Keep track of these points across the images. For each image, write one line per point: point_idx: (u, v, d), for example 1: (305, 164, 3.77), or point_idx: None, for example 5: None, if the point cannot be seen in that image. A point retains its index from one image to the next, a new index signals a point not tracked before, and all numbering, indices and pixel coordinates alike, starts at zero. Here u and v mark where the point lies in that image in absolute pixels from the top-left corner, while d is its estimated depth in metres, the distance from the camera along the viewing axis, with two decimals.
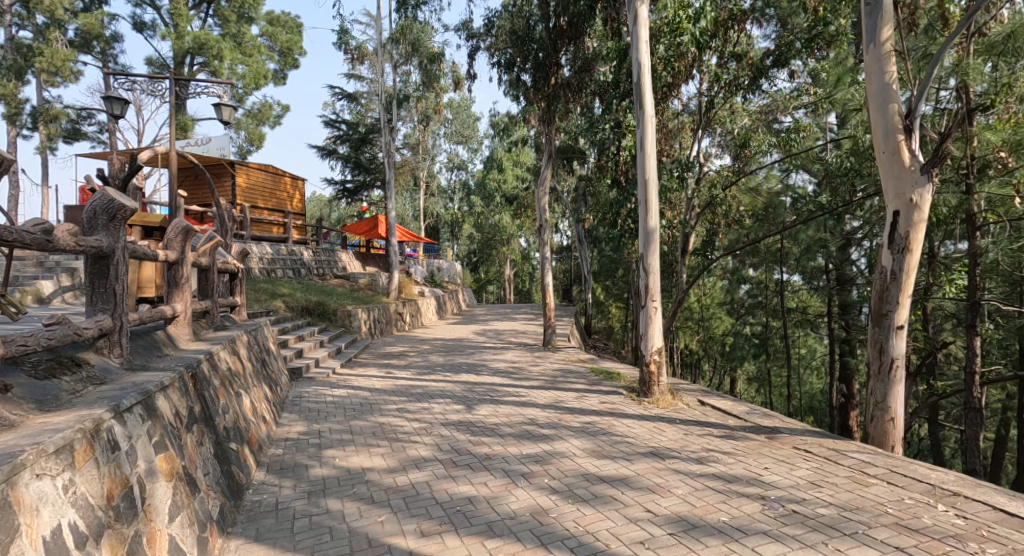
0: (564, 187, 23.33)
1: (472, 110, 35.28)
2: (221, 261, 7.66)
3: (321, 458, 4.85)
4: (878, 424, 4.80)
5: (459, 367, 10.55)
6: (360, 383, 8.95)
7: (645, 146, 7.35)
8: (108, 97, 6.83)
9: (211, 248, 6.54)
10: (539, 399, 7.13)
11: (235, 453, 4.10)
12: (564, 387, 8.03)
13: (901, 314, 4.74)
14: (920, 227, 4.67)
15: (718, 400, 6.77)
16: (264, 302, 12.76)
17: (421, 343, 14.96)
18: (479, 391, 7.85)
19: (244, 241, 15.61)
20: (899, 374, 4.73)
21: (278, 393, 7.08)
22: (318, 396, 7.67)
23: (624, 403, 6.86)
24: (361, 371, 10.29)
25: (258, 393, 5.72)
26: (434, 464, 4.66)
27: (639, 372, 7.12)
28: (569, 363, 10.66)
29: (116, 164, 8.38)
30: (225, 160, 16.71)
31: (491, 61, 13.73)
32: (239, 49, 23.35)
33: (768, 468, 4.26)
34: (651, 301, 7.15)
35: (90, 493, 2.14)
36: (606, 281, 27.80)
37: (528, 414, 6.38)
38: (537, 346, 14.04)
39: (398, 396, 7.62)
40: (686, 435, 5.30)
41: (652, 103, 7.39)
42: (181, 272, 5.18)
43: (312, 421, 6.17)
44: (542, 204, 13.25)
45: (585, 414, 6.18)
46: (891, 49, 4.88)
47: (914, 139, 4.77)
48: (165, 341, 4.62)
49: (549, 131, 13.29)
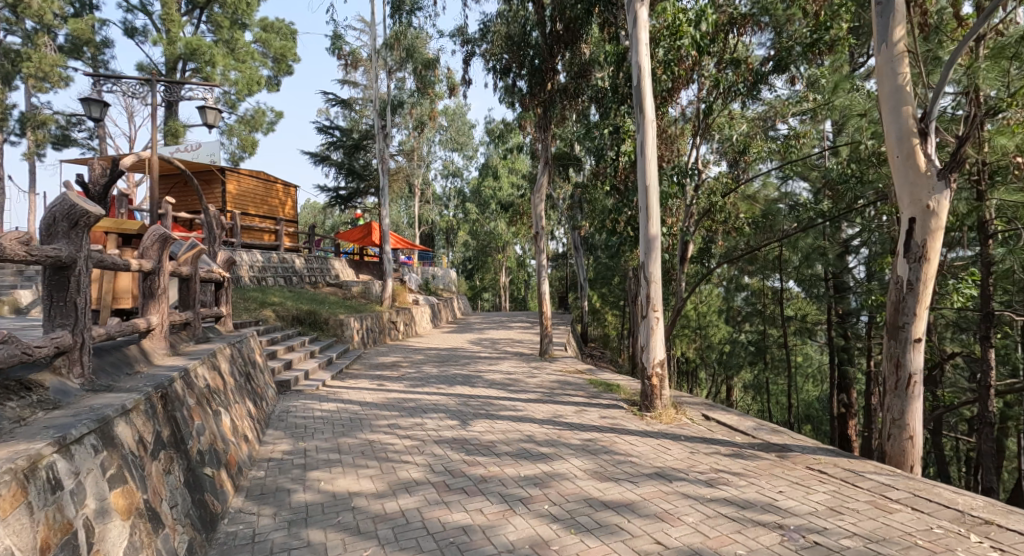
0: (560, 194, 23.13)
1: (467, 117, 35.14)
2: (205, 270, 7.37)
3: (306, 482, 4.55)
4: (895, 443, 4.53)
5: (454, 378, 10.26)
6: (351, 395, 8.66)
7: (646, 150, 7.11)
8: (86, 99, 6.54)
9: (194, 257, 6.26)
10: (537, 414, 6.85)
11: (210, 479, 3.80)
12: (561, 400, 7.74)
13: (918, 326, 4.48)
14: (938, 235, 4.42)
15: (723, 414, 6.51)
16: (254, 311, 12.46)
17: (415, 353, 14.65)
18: (475, 405, 7.56)
19: (233, 248, 15.29)
20: (918, 391, 4.48)
21: (265, 409, 6.78)
22: (306, 410, 7.37)
23: (626, 417, 6.60)
24: (352, 383, 9.98)
25: (240, 409, 5.43)
26: (426, 488, 4.36)
27: (641, 385, 6.85)
28: (567, 375, 10.38)
29: (97, 169, 8.08)
30: (215, 167, 16.41)
31: (486, 66, 13.51)
32: (232, 55, 23.10)
33: (783, 492, 4.01)
34: (652, 312, 6.90)
35: (16, 546, 1.88)
36: (602, 288, 27.56)
37: (526, 430, 6.09)
38: (534, 356, 13.76)
39: (390, 411, 7.31)
40: (693, 454, 5.03)
41: (653, 107, 7.16)
42: (158, 283, 4.89)
43: (300, 439, 5.88)
44: (539, 211, 12.99)
45: (585, 431, 5.92)
46: (904, 49, 4.63)
47: (930, 142, 4.53)
48: (137, 357, 4.33)
49: (546, 137, 13.08)
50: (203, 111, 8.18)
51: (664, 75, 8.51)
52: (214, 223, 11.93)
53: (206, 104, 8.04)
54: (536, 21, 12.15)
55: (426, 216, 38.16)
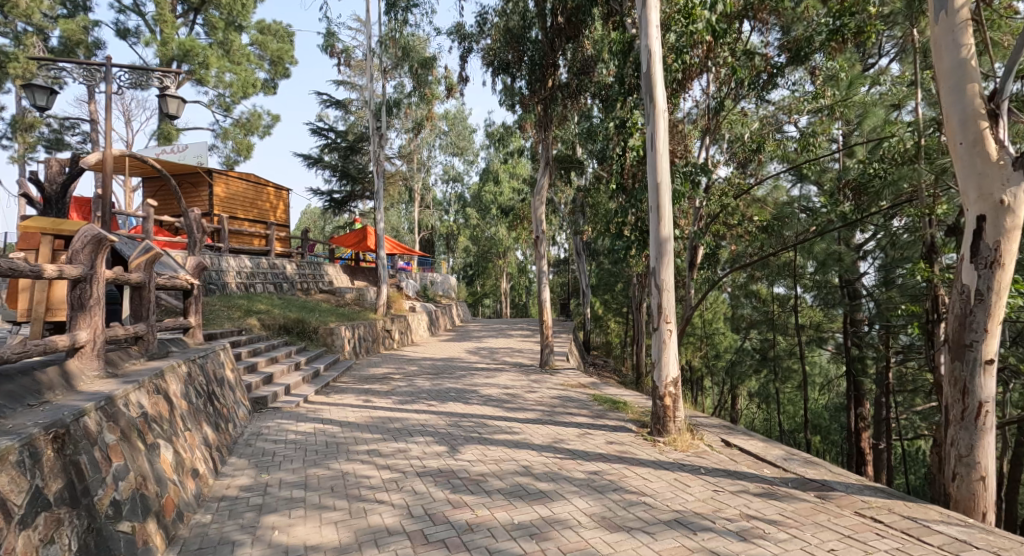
0: (562, 199, 22.47)
1: (468, 121, 34.52)
2: (167, 277, 6.66)
3: (257, 531, 3.83)
4: (965, 484, 3.99)
5: (446, 393, 9.50)
6: (332, 413, 7.92)
7: (657, 144, 6.37)
8: (27, 84, 5.89)
9: (148, 262, 5.57)
10: (535, 438, 6.13)
11: (128, 539, 3.06)
12: (563, 421, 7.00)
13: (990, 347, 3.93)
14: (1015, 235, 3.83)
15: (745, 439, 5.77)
16: (237, 320, 11.78)
17: (409, 363, 13.91)
18: (467, 427, 6.80)
19: (220, 254, 14.60)
20: (990, 422, 3.95)
21: (230, 432, 6.07)
22: (279, 432, 6.64)
23: (636, 443, 5.82)
24: (337, 398, 9.24)
25: (190, 437, 4.69)
26: (399, 540, 3.65)
27: (652, 406, 6.12)
28: (569, 389, 9.65)
29: (54, 167, 7.39)
30: (202, 168, 15.75)
31: (485, 64, 12.80)
32: (227, 56, 22.40)
33: (835, 551, 3.29)
34: (664, 323, 6.19)
35: None
36: (605, 295, 26.82)
37: (522, 459, 5.33)
38: (534, 367, 13.04)
39: (372, 433, 6.58)
40: (717, 494, 4.28)
41: (665, 96, 6.44)
42: (90, 292, 4.14)
43: (265, 470, 5.17)
44: (540, 214, 12.30)
45: (590, 461, 5.20)
46: (969, 15, 3.96)
47: (1001, 125, 3.91)
48: (53, 382, 3.58)
49: (546, 137, 12.34)
50: (165, 98, 6.76)
51: (675, 63, 7.83)
52: (195, 226, 11.31)
53: (164, 87, 6.85)
54: (537, 15, 11.51)
55: (426, 221, 37.40)
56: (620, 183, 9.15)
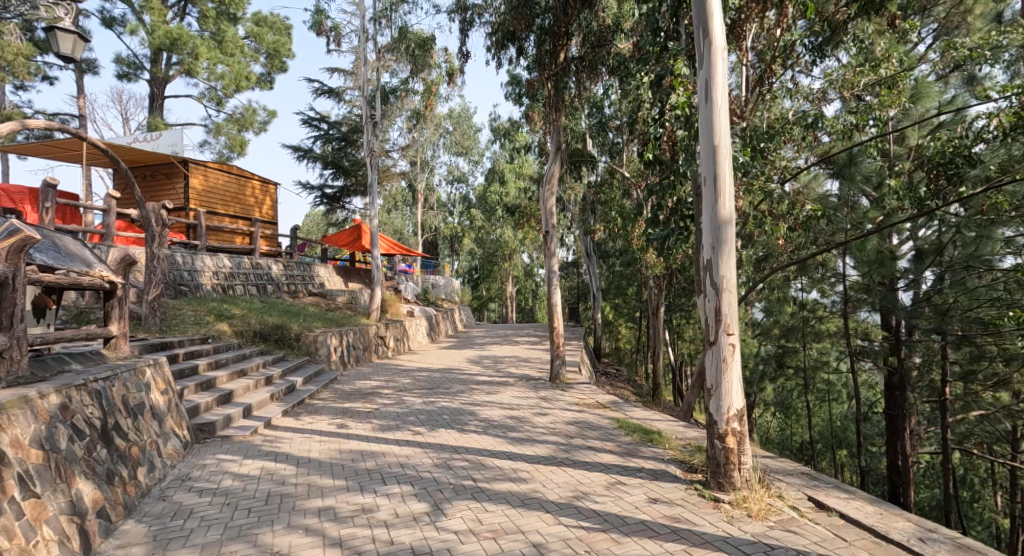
0: (572, 199, 20.87)
1: (472, 120, 33.04)
2: (63, 273, 4.99)
3: None
4: None
5: (440, 415, 7.92)
6: (293, 444, 6.34)
7: (713, 91, 4.70)
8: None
9: (17, 248, 3.93)
10: (552, 487, 4.57)
11: None
12: (585, 458, 5.42)
13: None
14: None
15: (841, 497, 4.20)
16: (204, 326, 10.30)
17: (403, 374, 12.34)
18: (458, 469, 5.17)
19: (195, 252, 13.08)
20: None
21: (138, 482, 4.51)
22: (215, 475, 5.10)
23: (690, 503, 4.19)
24: (309, 422, 7.70)
25: (35, 508, 3.20)
26: None
27: (709, 450, 4.53)
28: (585, 411, 8.03)
29: None
30: (178, 158, 14.25)
31: (490, 40, 11.09)
32: (220, 47, 20.80)
33: None
34: (726, 336, 4.58)
35: None
36: (616, 299, 25.31)
37: (532, 531, 3.73)
38: (541, 380, 11.42)
39: (336, 478, 4.99)
40: None
41: (724, 32, 4.76)
42: None
43: (161, 549, 3.60)
44: (548, 208, 10.57)
45: (631, 535, 3.63)
46: None
47: None
48: None
49: (557, 122, 10.64)
50: (56, 33, 5.51)
51: None
52: (154, 217, 9.66)
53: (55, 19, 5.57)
54: None
55: (428, 224, 35.80)
56: (655, 156, 7.28)
